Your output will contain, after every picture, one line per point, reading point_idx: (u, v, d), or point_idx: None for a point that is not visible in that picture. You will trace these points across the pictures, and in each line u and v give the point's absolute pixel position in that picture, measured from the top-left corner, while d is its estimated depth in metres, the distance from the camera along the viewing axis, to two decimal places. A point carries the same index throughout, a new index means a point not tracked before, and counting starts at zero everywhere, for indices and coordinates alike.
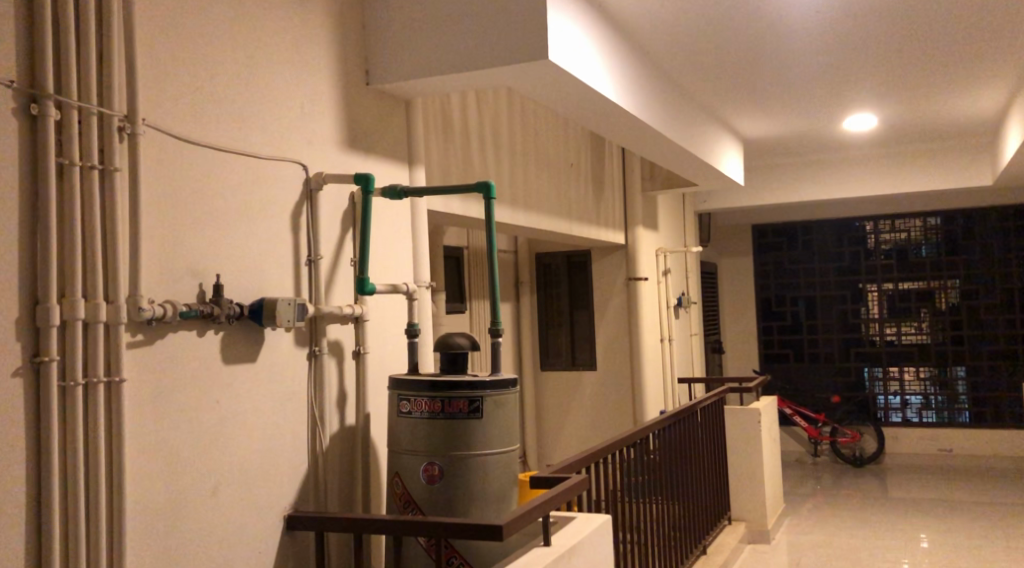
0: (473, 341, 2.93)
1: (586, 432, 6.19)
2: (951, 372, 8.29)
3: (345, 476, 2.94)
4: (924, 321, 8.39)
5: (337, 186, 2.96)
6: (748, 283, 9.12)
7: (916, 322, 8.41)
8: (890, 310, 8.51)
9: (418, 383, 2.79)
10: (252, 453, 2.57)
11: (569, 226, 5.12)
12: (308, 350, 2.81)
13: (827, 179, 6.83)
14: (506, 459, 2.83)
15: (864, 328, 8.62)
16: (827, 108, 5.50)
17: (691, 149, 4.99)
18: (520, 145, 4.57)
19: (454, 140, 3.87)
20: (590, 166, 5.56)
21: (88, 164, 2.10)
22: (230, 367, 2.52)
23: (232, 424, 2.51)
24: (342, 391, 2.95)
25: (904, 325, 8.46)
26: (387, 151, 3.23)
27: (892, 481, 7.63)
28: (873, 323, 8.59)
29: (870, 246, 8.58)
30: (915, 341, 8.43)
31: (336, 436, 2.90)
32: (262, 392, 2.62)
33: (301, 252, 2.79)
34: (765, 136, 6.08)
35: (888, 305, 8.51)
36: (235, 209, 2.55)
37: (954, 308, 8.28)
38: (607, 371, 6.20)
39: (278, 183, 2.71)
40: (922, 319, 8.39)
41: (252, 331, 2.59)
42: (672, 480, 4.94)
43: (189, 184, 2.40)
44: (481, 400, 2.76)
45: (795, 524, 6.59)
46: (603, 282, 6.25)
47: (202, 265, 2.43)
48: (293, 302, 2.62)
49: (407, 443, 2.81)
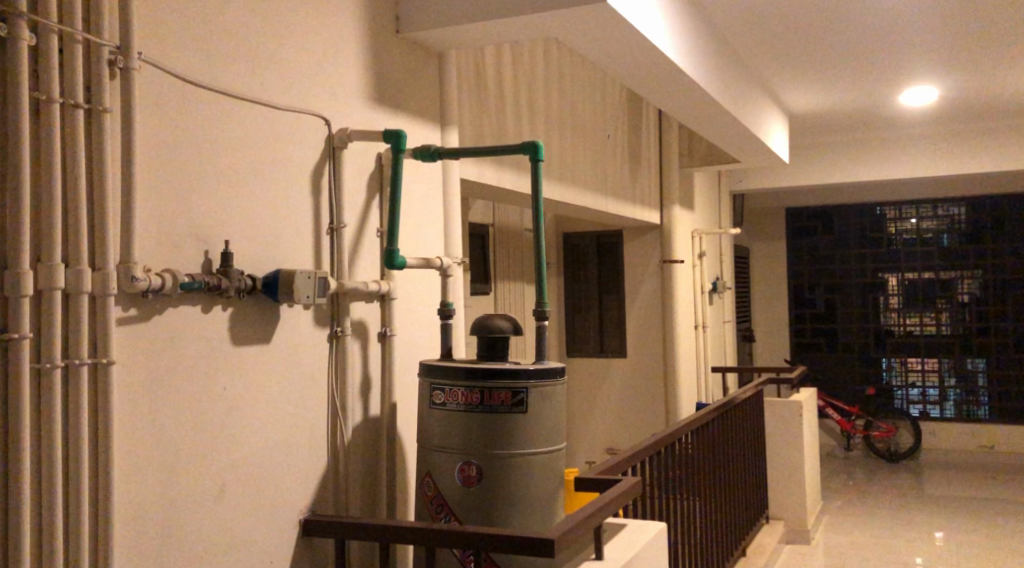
0: (515, 325, 2.57)
1: (614, 423, 5.85)
2: (972, 363, 7.95)
3: (368, 474, 2.59)
4: (942, 314, 8.06)
5: (364, 144, 2.60)
6: (780, 270, 8.71)
7: (934, 314, 8.08)
8: (909, 299, 8.17)
9: (453, 371, 2.44)
10: (264, 449, 2.23)
11: (604, 203, 4.77)
12: (329, 331, 2.47)
13: (873, 160, 6.45)
14: (552, 459, 2.48)
15: (882, 318, 8.29)
16: (883, 79, 5.09)
17: (740, 118, 4.61)
18: (557, 109, 4.20)
19: (488, 102, 3.51)
20: (627, 138, 5.17)
21: (72, 102, 1.75)
22: (240, 349, 2.17)
23: (241, 415, 2.17)
24: (366, 377, 2.60)
25: (922, 315, 8.13)
26: (418, 110, 2.86)
27: (931, 478, 7.25)
28: (892, 313, 8.26)
29: (891, 233, 8.22)
30: (934, 333, 8.10)
31: (358, 428, 2.56)
32: (276, 379, 2.27)
33: (322, 219, 2.44)
34: (813, 109, 5.69)
35: (908, 293, 8.17)
36: (249, 167, 2.20)
37: (978, 298, 7.92)
38: (639, 358, 5.82)
39: (296, 139, 2.35)
40: (940, 311, 8.06)
41: (265, 307, 2.25)
42: (712, 475, 4.59)
43: (194, 134, 2.05)
44: (525, 391, 2.41)
45: (834, 523, 6.22)
46: (635, 264, 5.84)
47: (207, 230, 2.08)
48: (313, 276, 2.27)
49: (440, 439, 2.46)
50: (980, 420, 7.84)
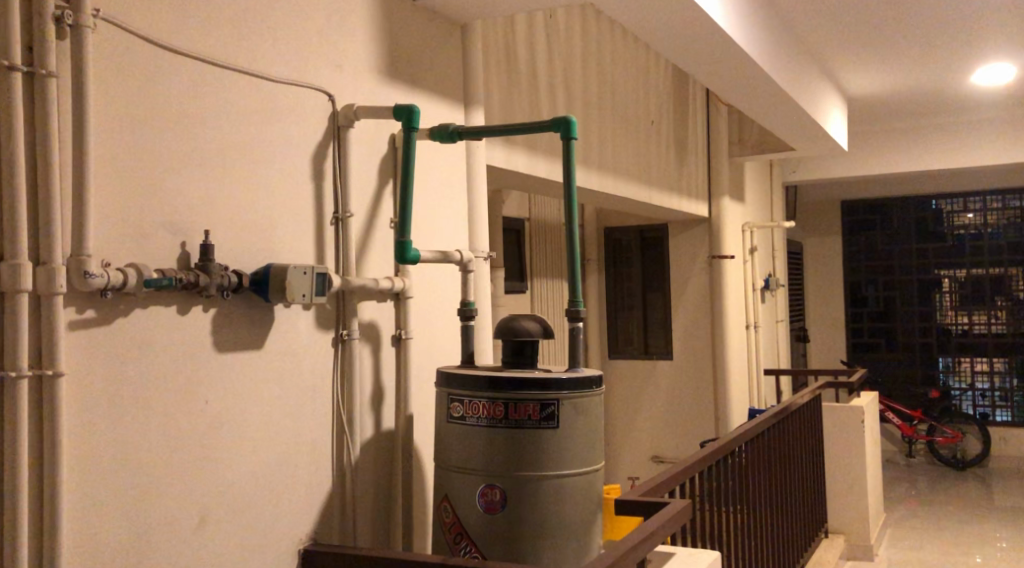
0: (546, 327, 2.25)
1: (661, 430, 5.50)
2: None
3: (381, 496, 2.30)
4: (999, 311, 7.58)
5: (373, 123, 2.31)
6: (835, 266, 8.26)
7: (989, 312, 7.62)
8: (965, 296, 7.71)
9: (474, 380, 2.13)
10: (257, 470, 1.95)
11: (649, 194, 4.44)
12: (334, 335, 2.17)
13: (936, 147, 6.04)
14: (588, 481, 2.17)
15: (938, 315, 7.85)
16: (954, 54, 4.67)
17: (796, 98, 4.25)
18: (595, 89, 3.88)
19: (517, 80, 3.20)
20: (673, 123, 4.81)
21: (7, 63, 1.50)
22: (226, 357, 1.88)
23: (228, 433, 1.88)
24: (379, 385, 2.30)
25: (977, 313, 7.68)
26: (437, 87, 2.56)
27: (1001, 487, 6.79)
28: (947, 311, 7.82)
29: (943, 228, 7.79)
30: (992, 331, 7.63)
31: (369, 444, 2.26)
32: (270, 389, 1.99)
33: (325, 208, 2.15)
34: (873, 90, 5.30)
35: (963, 291, 7.72)
36: (236, 147, 1.92)
37: None
38: (685, 360, 5.46)
39: (294, 117, 2.06)
40: (996, 308, 7.59)
41: (256, 309, 1.96)
42: (769, 487, 4.25)
43: (168, 108, 1.77)
44: (556, 404, 2.09)
45: (897, 536, 5.81)
46: (681, 261, 5.47)
47: (185, 220, 1.79)
48: (310, 272, 1.98)
49: (460, 459, 2.15)
50: None
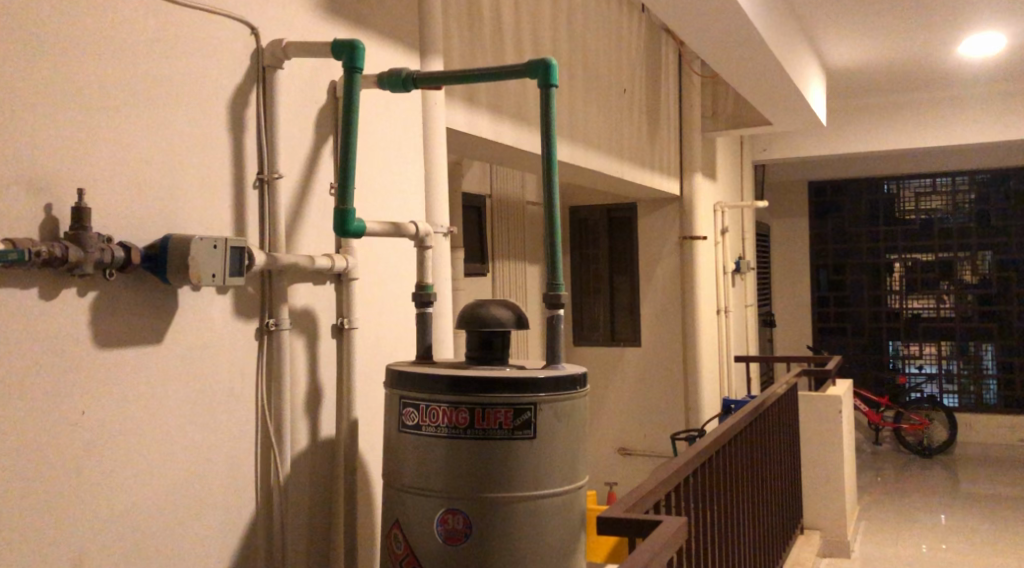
0: (519, 315, 1.85)
1: (628, 422, 5.15)
2: (979, 348, 7.29)
3: (318, 517, 1.90)
4: (946, 295, 7.39)
5: (308, 66, 1.90)
6: (801, 251, 7.95)
7: (938, 297, 7.42)
8: (913, 282, 7.51)
9: (431, 379, 1.73)
10: (156, 495, 1.55)
11: (618, 166, 4.05)
12: (258, 325, 1.76)
13: (916, 124, 5.74)
14: (570, 503, 1.78)
15: (887, 301, 7.63)
16: (943, 20, 4.31)
17: (780, 60, 3.88)
18: (564, 46, 3.48)
19: (478, 32, 2.81)
20: (645, 91, 4.42)
21: None
22: (111, 353, 1.48)
23: (111, 452, 1.48)
24: (314, 384, 1.90)
25: (939, 298, 7.42)
26: (388, 30, 2.16)
27: (971, 474, 6.53)
28: (896, 297, 7.59)
29: (904, 212, 7.51)
30: (948, 317, 7.40)
31: (304, 455, 1.86)
32: (174, 394, 1.58)
33: (248, 168, 1.75)
34: (853, 60, 4.96)
35: (909, 277, 7.52)
36: (128, 88, 1.53)
37: (986, 279, 7.24)
38: (654, 347, 5.10)
39: (205, 52, 1.66)
40: (945, 293, 7.39)
41: (154, 294, 1.55)
42: (751, 486, 3.91)
43: (24, 33, 1.39)
44: (533, 409, 1.71)
45: (873, 526, 5.51)
46: (650, 242, 5.10)
47: (49, 178, 1.42)
48: (222, 246, 1.58)
49: (412, 477, 1.75)
50: (992, 409, 7.22)
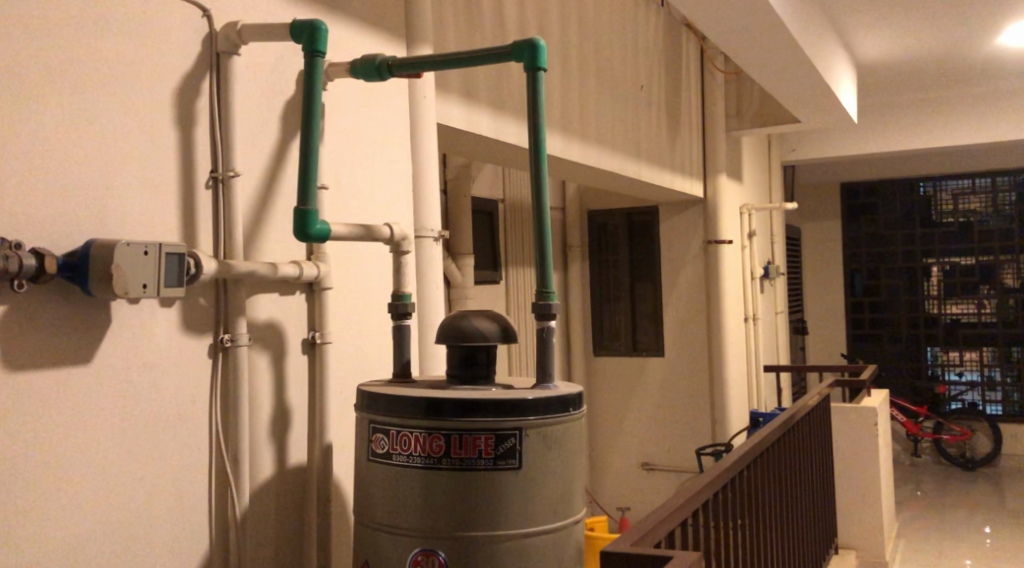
0: (506, 327, 1.65)
1: (652, 435, 4.91)
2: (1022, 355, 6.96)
3: (286, 554, 1.70)
4: (986, 300, 7.07)
5: (273, 51, 1.71)
6: (834, 255, 7.67)
7: (978, 302, 7.10)
8: (952, 285, 7.19)
9: (404, 401, 1.53)
10: (85, 538, 1.37)
11: (636, 167, 3.83)
12: (212, 342, 1.57)
13: (952, 120, 5.47)
14: (564, 539, 1.57)
15: (923, 306, 7.32)
16: (983, 8, 4.06)
17: (808, 53, 3.65)
18: (574, 40, 3.27)
19: (478, 22, 2.61)
20: (664, 89, 4.20)
21: None
22: (27, 377, 1.31)
23: (29, 489, 1.30)
24: (283, 404, 1.71)
25: (981, 303, 7.10)
26: (369, 15, 1.97)
27: (1015, 488, 6.20)
28: (934, 302, 7.29)
29: (942, 213, 7.21)
30: (989, 322, 7.07)
31: (268, 485, 1.67)
32: (108, 421, 1.40)
33: (199, 164, 1.56)
34: (887, 53, 4.70)
35: (948, 281, 7.20)
36: (52, 77, 1.36)
37: None
38: (678, 357, 4.86)
39: (147, 36, 1.48)
40: (985, 298, 7.07)
41: (76, 308, 1.37)
42: (781, 505, 3.66)
43: None
44: (518, 434, 1.50)
45: (913, 544, 5.22)
46: (673, 246, 4.87)
47: None
48: (155, 252, 1.40)
49: (384, 512, 1.55)
50: None
